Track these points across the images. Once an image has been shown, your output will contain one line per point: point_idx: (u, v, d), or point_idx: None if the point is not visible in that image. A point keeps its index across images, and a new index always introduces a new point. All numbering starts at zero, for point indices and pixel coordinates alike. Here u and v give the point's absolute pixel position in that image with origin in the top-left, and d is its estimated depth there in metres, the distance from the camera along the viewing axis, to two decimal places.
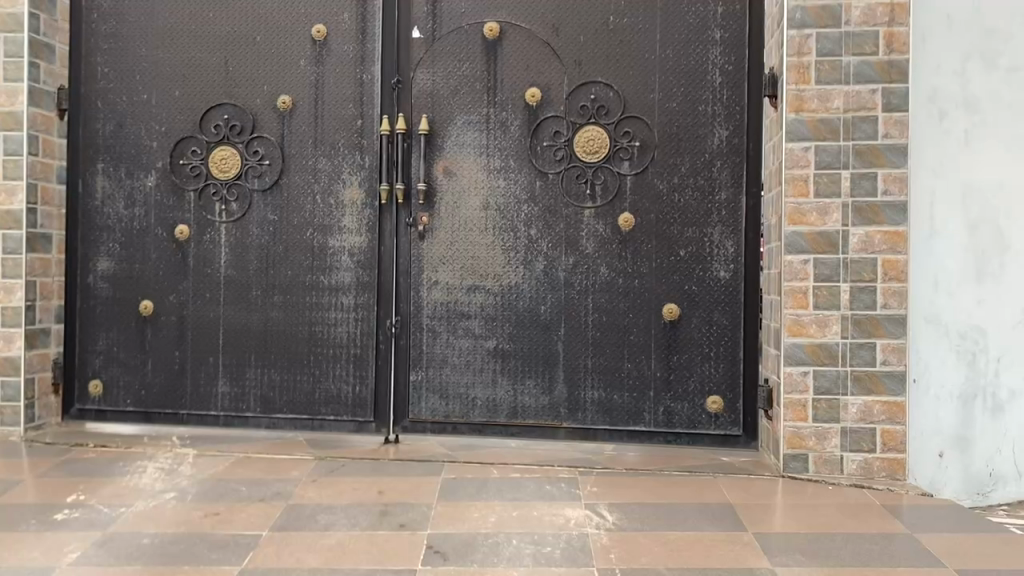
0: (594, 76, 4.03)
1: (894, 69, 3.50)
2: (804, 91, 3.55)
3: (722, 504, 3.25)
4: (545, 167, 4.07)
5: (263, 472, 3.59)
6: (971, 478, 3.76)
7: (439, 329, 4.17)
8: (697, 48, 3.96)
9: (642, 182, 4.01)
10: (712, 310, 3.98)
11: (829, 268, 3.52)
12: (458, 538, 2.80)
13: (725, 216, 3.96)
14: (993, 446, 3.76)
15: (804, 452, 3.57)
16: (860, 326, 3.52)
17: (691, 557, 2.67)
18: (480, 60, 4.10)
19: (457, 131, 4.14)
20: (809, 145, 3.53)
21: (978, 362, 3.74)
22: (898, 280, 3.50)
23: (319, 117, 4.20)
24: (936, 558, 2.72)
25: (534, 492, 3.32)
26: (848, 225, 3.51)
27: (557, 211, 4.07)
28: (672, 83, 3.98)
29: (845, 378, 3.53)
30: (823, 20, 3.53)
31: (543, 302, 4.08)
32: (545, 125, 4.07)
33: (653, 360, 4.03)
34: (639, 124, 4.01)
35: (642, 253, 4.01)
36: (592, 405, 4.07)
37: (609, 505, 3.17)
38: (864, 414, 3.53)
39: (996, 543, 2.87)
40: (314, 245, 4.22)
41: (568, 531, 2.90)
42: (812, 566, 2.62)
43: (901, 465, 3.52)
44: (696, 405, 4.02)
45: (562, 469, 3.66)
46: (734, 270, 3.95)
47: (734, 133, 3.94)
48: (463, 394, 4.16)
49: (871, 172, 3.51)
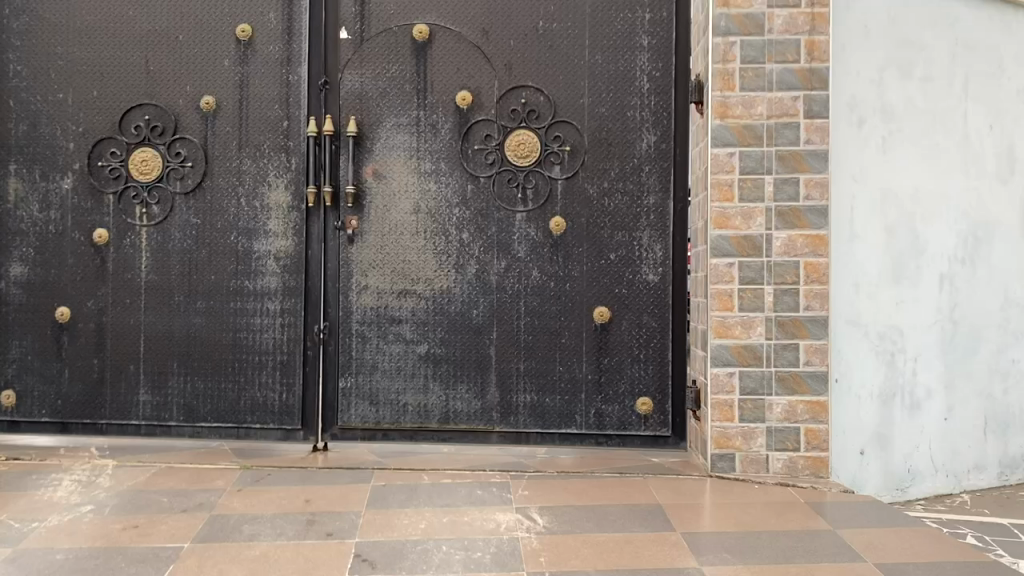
0: (524, 80, 4.04)
1: (814, 77, 3.59)
2: (728, 98, 3.61)
3: (651, 504, 3.28)
4: (477, 170, 4.06)
5: (185, 483, 3.49)
6: (890, 475, 3.90)
7: (369, 334, 4.11)
8: (625, 55, 4.01)
9: (572, 187, 4.03)
10: (641, 312, 4.03)
11: (754, 270, 3.59)
12: (386, 546, 2.76)
13: (653, 220, 4.02)
14: (911, 443, 3.96)
15: (731, 451, 3.63)
16: (784, 328, 3.60)
17: (620, 558, 2.68)
18: (410, 62, 4.06)
19: (386, 133, 4.09)
20: (734, 151, 3.60)
21: (897, 361, 3.90)
22: (820, 282, 3.59)
23: (244, 119, 4.12)
24: (856, 553, 2.80)
25: (465, 497, 3.30)
26: (772, 228, 3.59)
27: (488, 215, 4.06)
28: (602, 88, 4.02)
29: (770, 378, 3.60)
30: (746, 28, 3.60)
31: (475, 307, 4.06)
32: (475, 128, 4.06)
33: (584, 363, 4.05)
34: (569, 128, 4.03)
35: (573, 257, 4.03)
36: (524, 409, 4.07)
37: (540, 509, 3.17)
38: (788, 414, 3.60)
39: (913, 537, 2.96)
40: (239, 249, 4.13)
41: (498, 535, 2.89)
42: (738, 564, 2.66)
43: (823, 463, 3.62)
44: (626, 406, 4.06)
45: (494, 473, 3.65)
46: (662, 273, 4.02)
47: (661, 138, 4.01)
48: (394, 400, 4.11)
49: (794, 177, 3.59)
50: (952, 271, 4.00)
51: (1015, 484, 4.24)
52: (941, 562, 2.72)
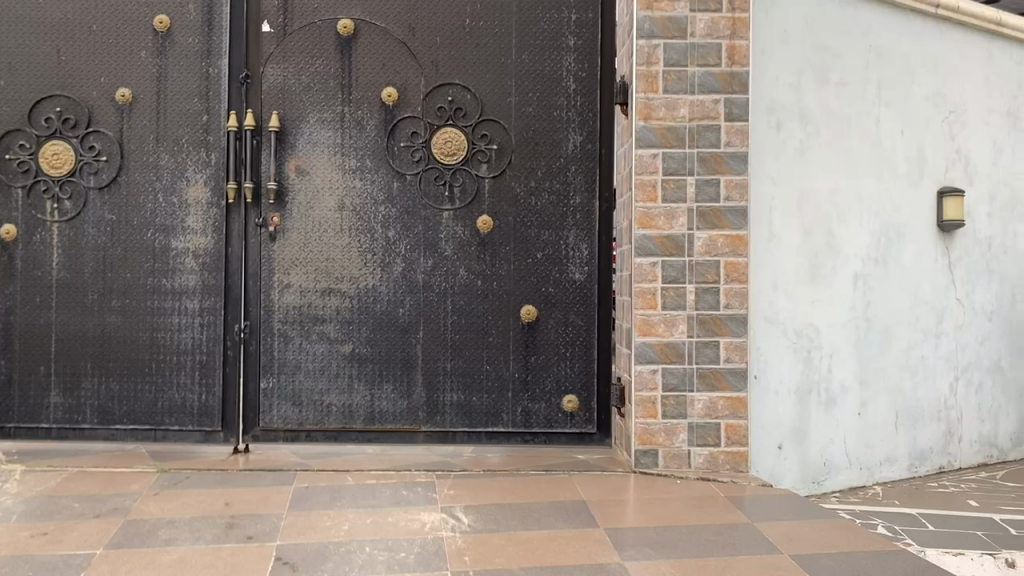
0: (450, 78, 4.02)
1: (734, 81, 3.68)
2: (652, 100, 3.66)
3: (575, 501, 3.31)
4: (403, 167, 4.03)
5: (99, 487, 3.38)
6: (806, 468, 4.02)
7: (292, 333, 4.04)
8: (552, 55, 4.03)
9: (500, 185, 4.04)
10: (568, 311, 4.07)
11: (676, 270, 3.65)
12: (308, 548, 2.72)
13: (579, 219, 4.06)
14: (827, 438, 4.08)
15: (654, 447, 3.68)
16: (704, 326, 3.67)
17: (544, 555, 2.70)
18: (334, 57, 4.01)
19: (309, 129, 4.02)
20: (657, 152, 3.65)
21: (813, 358, 4.03)
22: (738, 282, 3.68)
23: (162, 112, 4.00)
24: (773, 545, 2.87)
25: (389, 498, 3.28)
26: (693, 229, 3.66)
27: (415, 212, 4.04)
28: (528, 88, 4.03)
29: (691, 375, 3.67)
30: (669, 31, 3.66)
31: (401, 305, 4.03)
32: (401, 126, 4.03)
33: (511, 361, 4.06)
34: (496, 127, 4.04)
35: (500, 255, 4.04)
36: (450, 408, 4.06)
37: (465, 508, 3.17)
38: (709, 410, 3.68)
39: (826, 529, 3.05)
40: (156, 246, 4.02)
41: (423, 535, 2.87)
42: (659, 558, 2.70)
43: (743, 457, 3.70)
44: (552, 404, 4.09)
45: (419, 473, 3.63)
46: (588, 272, 4.06)
47: (588, 139, 4.06)
48: (317, 400, 4.05)
49: (714, 178, 3.67)
50: (865, 271, 4.17)
51: (924, 475, 4.42)
52: (852, 553, 2.82)
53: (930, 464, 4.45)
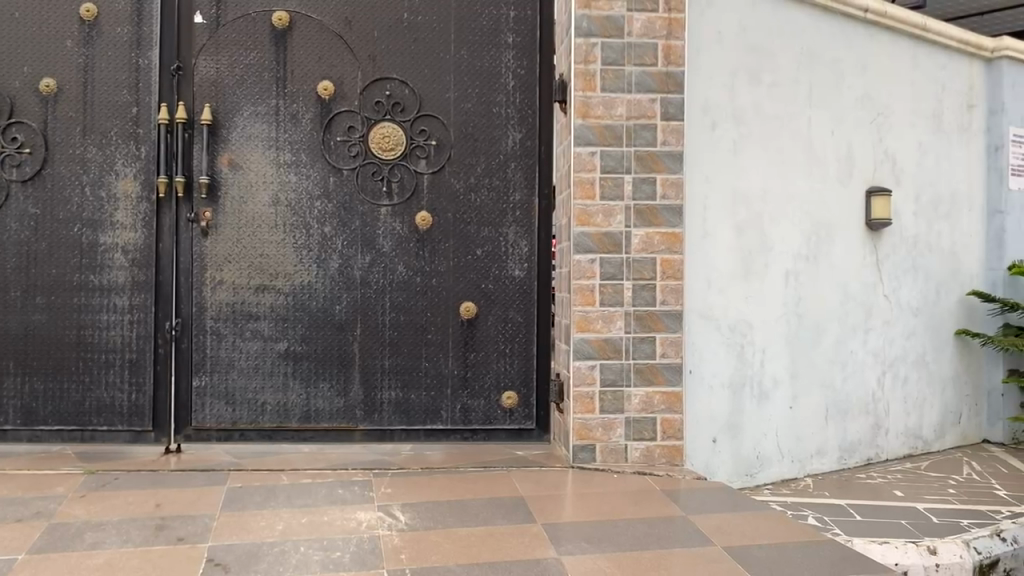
0: (388, 72, 3.99)
1: (670, 80, 3.73)
2: (589, 98, 3.68)
3: (513, 497, 3.32)
4: (339, 162, 3.98)
5: (22, 490, 3.26)
6: (738, 462, 4.10)
7: (225, 331, 3.96)
8: (490, 51, 4.03)
9: (438, 181, 4.02)
10: (507, 307, 4.08)
11: (613, 267, 3.69)
12: (241, 549, 2.68)
13: (519, 216, 4.08)
14: (759, 431, 4.17)
15: (591, 442, 3.70)
16: (641, 321, 3.72)
17: (481, 552, 2.70)
18: (269, 49, 3.94)
19: (242, 122, 3.95)
20: (595, 150, 3.67)
21: (746, 353, 4.11)
22: (674, 278, 3.74)
23: (89, 104, 3.89)
24: (706, 537, 2.92)
25: (325, 497, 3.24)
26: (630, 226, 3.70)
27: (351, 208, 4.00)
28: (467, 83, 4.03)
29: (628, 370, 3.71)
30: (606, 30, 3.68)
31: (337, 302, 3.99)
32: (338, 120, 3.98)
33: (450, 358, 4.05)
34: (435, 123, 4.02)
35: (438, 252, 4.03)
36: (388, 406, 4.03)
37: (403, 506, 3.15)
38: (645, 405, 3.72)
39: (758, 520, 3.12)
40: (83, 242, 3.90)
41: (358, 534, 2.85)
42: (595, 552, 2.73)
43: (678, 451, 3.76)
44: (492, 401, 4.09)
45: (356, 472, 3.60)
46: (528, 269, 4.08)
47: (526, 136, 4.07)
48: (252, 399, 3.98)
49: (651, 177, 3.72)
50: (796, 268, 4.29)
51: (853, 467, 4.55)
52: (782, 544, 2.89)
53: (858, 456, 4.58)
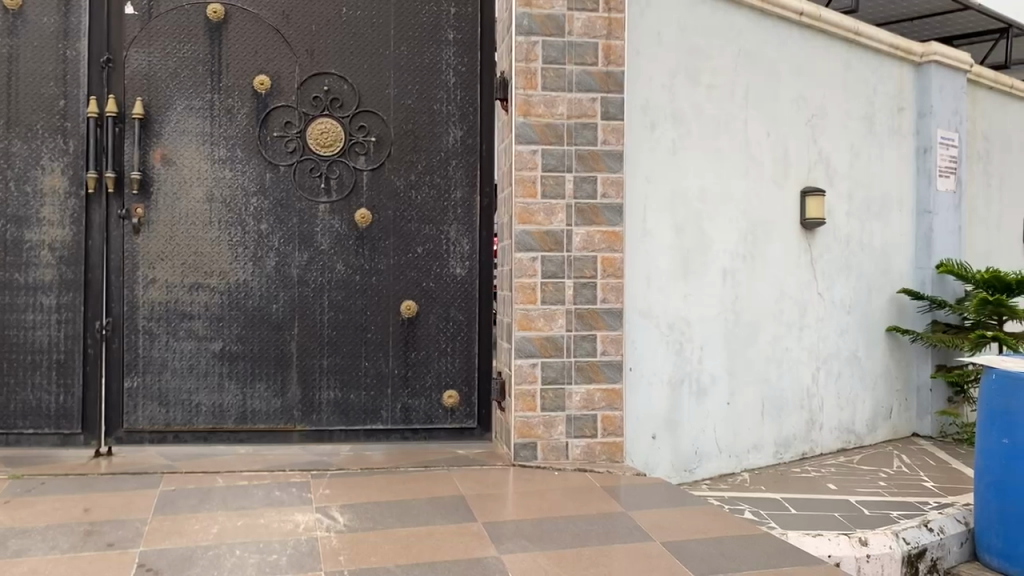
0: (326, 67, 3.93)
1: (610, 80, 3.77)
2: (531, 96, 3.68)
3: (454, 496, 3.30)
4: (276, 158, 3.91)
5: None
6: (677, 457, 4.15)
7: (158, 330, 3.87)
8: (431, 48, 4.01)
9: (378, 178, 3.98)
10: (449, 306, 4.07)
11: (555, 265, 3.70)
12: (174, 553, 2.61)
13: (460, 213, 4.07)
14: (697, 428, 4.23)
15: (533, 440, 3.71)
16: (582, 319, 3.74)
17: (421, 552, 2.68)
18: (203, 42, 3.85)
19: (176, 117, 3.85)
20: (536, 148, 3.67)
21: (684, 351, 4.16)
22: (615, 277, 3.78)
23: (13, 96, 3.75)
24: (645, 532, 2.95)
25: (262, 499, 3.19)
26: (571, 225, 3.72)
27: (288, 205, 3.93)
28: (407, 80, 4.00)
29: (569, 368, 3.72)
30: (548, 29, 3.69)
31: (274, 301, 3.92)
32: (275, 115, 3.91)
33: (390, 357, 4.02)
34: (374, 119, 3.97)
35: (378, 249, 4.00)
36: (327, 406, 3.98)
37: (341, 507, 3.11)
38: (586, 402, 3.74)
39: (696, 515, 3.16)
40: (7, 239, 3.77)
41: (296, 536, 2.80)
42: (535, 550, 2.73)
43: (618, 448, 3.79)
44: (433, 400, 4.07)
45: (294, 473, 3.54)
46: (469, 267, 4.08)
47: (468, 133, 4.06)
48: (186, 400, 3.89)
49: (592, 175, 3.74)
50: (733, 267, 4.36)
51: (788, 461, 4.65)
52: (719, 538, 2.93)
53: (793, 451, 4.68)
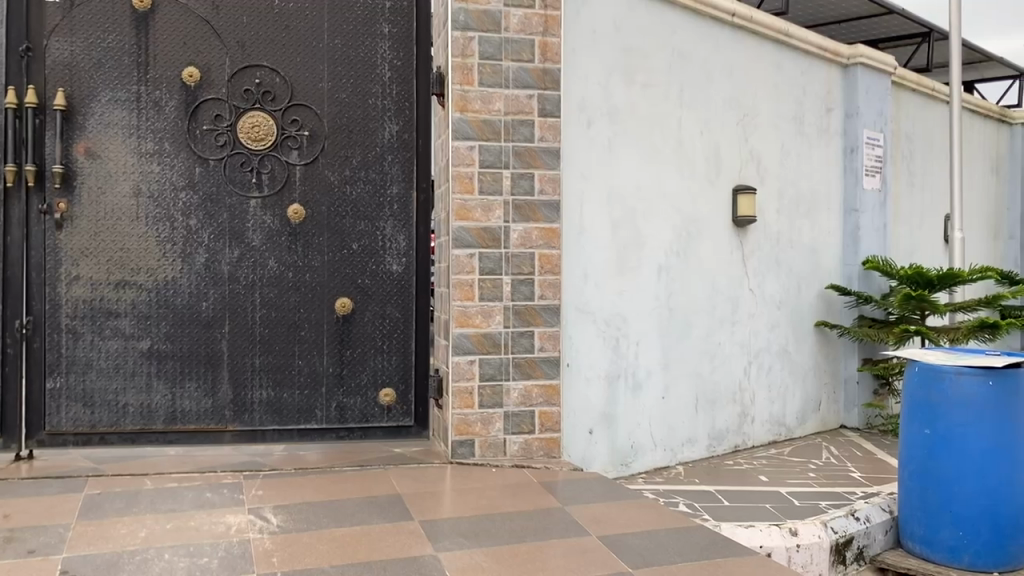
0: (258, 60, 3.85)
1: (547, 77, 3.78)
2: (467, 92, 3.66)
3: (391, 495, 3.27)
4: (205, 152, 3.82)
5: None
6: (614, 452, 4.19)
7: (81, 329, 3.74)
8: (366, 41, 3.97)
9: (311, 173, 3.92)
10: (385, 303, 4.04)
11: (493, 261, 3.70)
12: (99, 559, 2.53)
13: (396, 209, 4.04)
14: (633, 422, 4.27)
15: (470, 437, 3.69)
16: (520, 316, 3.75)
17: (357, 552, 2.65)
18: (129, 32, 3.74)
19: (100, 108, 3.73)
20: (473, 144, 3.66)
21: (621, 346, 4.20)
22: (552, 273, 3.80)
23: None
24: (582, 527, 2.97)
25: (193, 501, 3.11)
26: (509, 221, 3.72)
27: (218, 200, 3.85)
28: (341, 73, 3.94)
29: (507, 364, 3.73)
30: (484, 25, 3.68)
31: (204, 298, 3.83)
32: (204, 108, 3.81)
33: (325, 356, 3.97)
34: (307, 113, 3.91)
35: (312, 246, 3.94)
36: (259, 406, 3.91)
37: (276, 508, 3.05)
38: (524, 398, 3.75)
39: (632, 509, 3.20)
40: None
41: (228, 538, 2.74)
42: (473, 547, 2.73)
43: (556, 443, 3.81)
44: (369, 398, 4.03)
45: (226, 474, 3.47)
46: (406, 264, 4.05)
47: (404, 128, 4.03)
48: (112, 401, 3.77)
49: (529, 172, 3.75)
50: (668, 263, 4.42)
51: (721, 454, 4.73)
52: (654, 531, 2.97)
53: (726, 444, 4.77)
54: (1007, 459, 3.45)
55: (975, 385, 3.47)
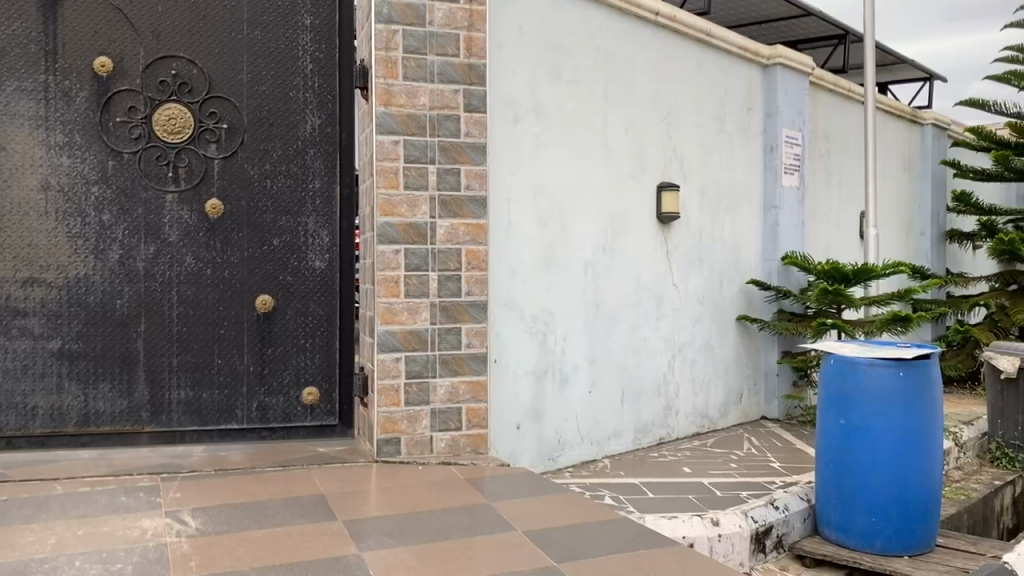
0: (173, 50, 3.74)
1: (472, 72, 3.77)
2: (391, 86, 3.62)
3: (314, 495, 3.22)
4: (119, 145, 3.70)
5: None
6: (541, 447, 4.21)
7: None
8: (287, 33, 3.89)
9: (230, 167, 3.83)
10: (307, 300, 3.98)
11: (418, 257, 3.67)
12: (4, 568, 2.43)
13: (319, 204, 3.98)
14: (560, 417, 4.30)
15: (396, 435, 3.67)
16: (446, 313, 3.73)
17: (277, 554, 2.60)
18: (36, 20, 3.60)
19: (5, 98, 3.58)
20: (398, 138, 3.63)
21: (548, 341, 4.23)
22: (479, 269, 3.79)
23: None
24: (508, 522, 2.98)
25: (107, 505, 3.01)
26: (435, 217, 3.70)
27: (133, 195, 3.73)
28: (261, 65, 3.86)
29: (433, 361, 3.71)
30: (408, 18, 3.65)
31: (118, 296, 3.71)
32: (117, 99, 3.68)
33: (245, 354, 3.88)
34: (225, 105, 3.82)
35: (231, 242, 3.84)
36: (178, 406, 3.80)
37: (194, 511, 2.98)
38: (450, 395, 3.74)
39: (557, 503, 3.22)
40: None
41: (143, 543, 2.66)
42: (397, 546, 2.71)
43: (483, 439, 3.81)
44: (291, 398, 3.97)
45: (143, 477, 3.36)
46: (329, 260, 4.00)
47: (326, 122, 3.97)
48: (20, 403, 3.63)
49: (455, 168, 3.74)
50: (594, 259, 4.47)
51: (646, 446, 4.81)
52: (579, 525, 2.99)
53: (651, 436, 4.84)
54: (917, 447, 3.58)
55: (886, 376, 3.59)
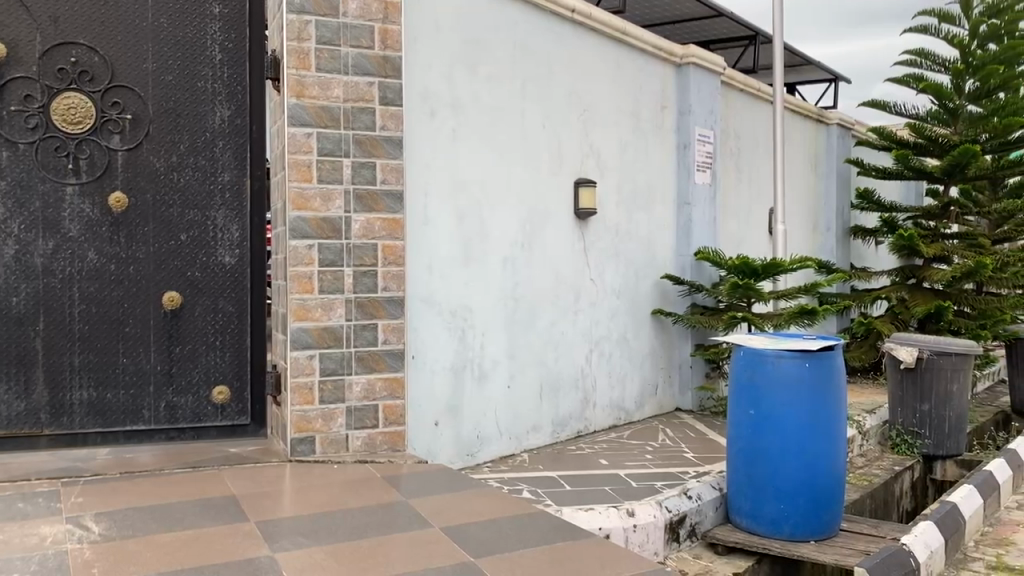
0: (73, 36, 3.59)
1: (387, 64, 3.73)
2: (304, 77, 3.55)
3: (225, 496, 3.15)
4: (13, 135, 3.53)
5: None
6: (459, 442, 4.20)
7: None
8: (194, 21, 3.77)
9: (134, 158, 3.70)
10: (216, 297, 3.87)
11: (333, 252, 3.61)
12: None
13: (228, 198, 3.87)
14: (478, 412, 4.30)
15: (310, 434, 3.60)
16: (362, 309, 3.69)
17: (186, 558, 2.53)
18: None
19: None
20: (311, 131, 3.56)
21: (466, 337, 4.22)
22: (395, 265, 3.76)
23: None
24: (425, 519, 2.97)
25: (2, 513, 2.87)
26: (349, 211, 3.65)
27: (29, 186, 3.56)
28: (166, 54, 3.73)
29: (349, 358, 3.66)
30: (322, 9, 3.58)
31: (14, 293, 3.54)
32: (12, 87, 3.52)
33: (152, 353, 3.76)
34: (129, 95, 3.68)
35: (136, 236, 3.71)
36: (79, 408, 3.65)
37: (96, 516, 2.87)
38: (367, 392, 3.70)
39: (475, 499, 3.22)
40: None
41: (42, 550, 2.55)
42: (311, 546, 2.66)
43: (399, 437, 3.79)
44: (200, 397, 3.86)
45: (41, 482, 3.22)
46: (239, 255, 3.90)
47: (236, 113, 3.87)
48: None
49: (370, 161, 3.69)
50: (512, 254, 4.48)
51: (564, 440, 4.85)
52: (496, 519, 3.00)
53: (568, 430, 4.89)
54: (824, 433, 3.71)
55: (794, 366, 3.70)
